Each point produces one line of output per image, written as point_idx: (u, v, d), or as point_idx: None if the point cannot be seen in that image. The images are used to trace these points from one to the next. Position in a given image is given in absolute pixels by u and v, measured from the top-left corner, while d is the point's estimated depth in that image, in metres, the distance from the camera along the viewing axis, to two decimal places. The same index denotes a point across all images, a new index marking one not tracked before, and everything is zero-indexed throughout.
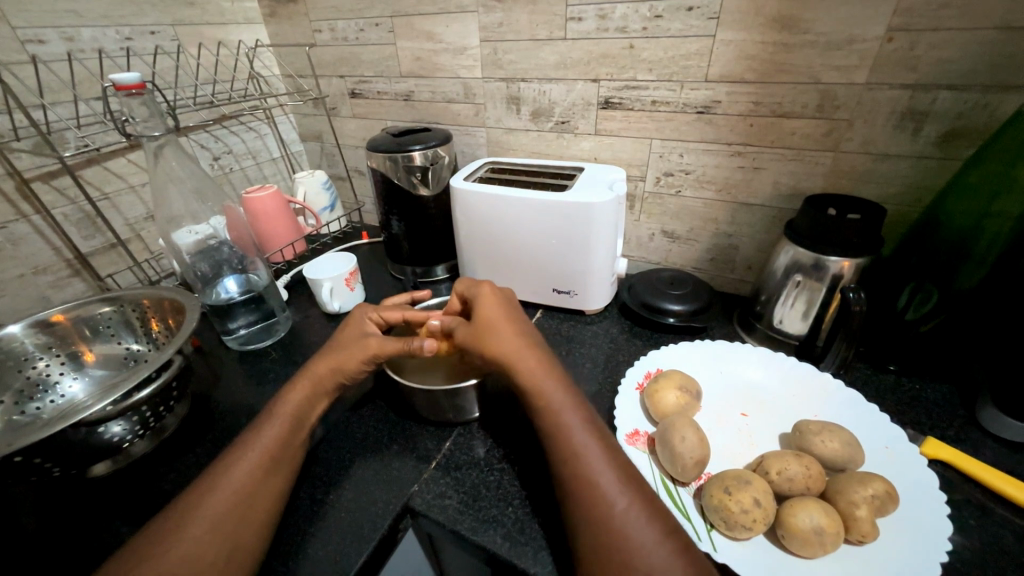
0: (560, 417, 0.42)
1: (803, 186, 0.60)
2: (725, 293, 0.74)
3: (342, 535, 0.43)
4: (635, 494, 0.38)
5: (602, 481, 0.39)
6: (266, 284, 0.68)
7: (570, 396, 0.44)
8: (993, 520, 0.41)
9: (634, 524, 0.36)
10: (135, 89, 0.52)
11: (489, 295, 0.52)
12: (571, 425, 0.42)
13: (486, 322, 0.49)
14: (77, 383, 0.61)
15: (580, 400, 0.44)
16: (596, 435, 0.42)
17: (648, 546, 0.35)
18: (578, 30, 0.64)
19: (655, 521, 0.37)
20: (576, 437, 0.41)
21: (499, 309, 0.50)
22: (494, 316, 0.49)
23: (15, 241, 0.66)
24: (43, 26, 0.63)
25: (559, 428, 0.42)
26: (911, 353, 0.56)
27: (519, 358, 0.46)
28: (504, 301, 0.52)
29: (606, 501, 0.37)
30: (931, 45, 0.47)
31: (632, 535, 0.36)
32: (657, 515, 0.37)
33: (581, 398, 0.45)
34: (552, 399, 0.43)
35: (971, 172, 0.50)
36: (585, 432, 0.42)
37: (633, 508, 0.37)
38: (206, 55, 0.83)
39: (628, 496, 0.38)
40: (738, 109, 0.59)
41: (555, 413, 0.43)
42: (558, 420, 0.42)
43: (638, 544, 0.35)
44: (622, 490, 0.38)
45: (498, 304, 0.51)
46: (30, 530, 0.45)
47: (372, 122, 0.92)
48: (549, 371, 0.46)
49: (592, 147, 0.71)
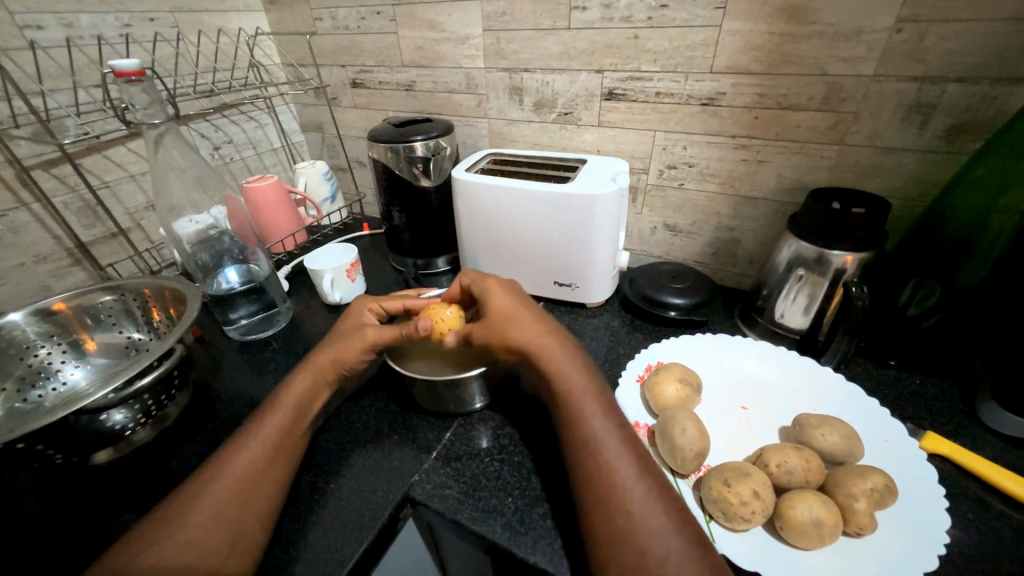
0: (578, 404, 0.43)
1: (807, 179, 0.59)
2: (727, 287, 0.74)
3: (343, 523, 0.43)
4: (650, 482, 0.38)
5: (619, 467, 0.39)
6: (267, 275, 0.68)
7: (590, 383, 0.44)
8: (990, 515, 0.41)
9: (648, 512, 0.36)
10: (135, 76, 0.51)
11: (495, 286, 0.51)
12: (589, 412, 0.42)
13: (500, 310, 0.48)
14: (79, 370, 0.61)
15: (600, 389, 0.44)
16: (615, 423, 0.42)
17: (661, 534, 0.35)
18: (582, 19, 0.63)
19: (670, 510, 0.37)
20: (594, 424, 0.41)
21: (510, 298, 0.50)
22: (508, 304, 0.49)
23: (16, 229, 0.65)
24: (41, 11, 0.62)
25: (577, 415, 0.42)
26: (912, 348, 0.56)
27: (538, 345, 0.46)
28: (520, 291, 0.52)
29: (621, 487, 0.38)
30: (941, 37, 0.47)
31: (648, 522, 0.36)
32: (671, 503, 0.37)
33: (603, 387, 0.45)
34: (571, 387, 0.44)
35: (978, 167, 0.49)
36: (603, 419, 0.42)
37: (647, 497, 0.37)
38: (206, 43, 0.82)
39: (644, 484, 0.38)
40: (743, 101, 0.58)
41: (573, 399, 0.43)
42: (576, 407, 0.43)
43: (650, 532, 0.35)
44: (638, 477, 0.38)
45: (512, 293, 0.51)
46: (33, 516, 0.45)
47: (373, 113, 0.91)
48: (568, 358, 0.46)
49: (594, 139, 0.71)
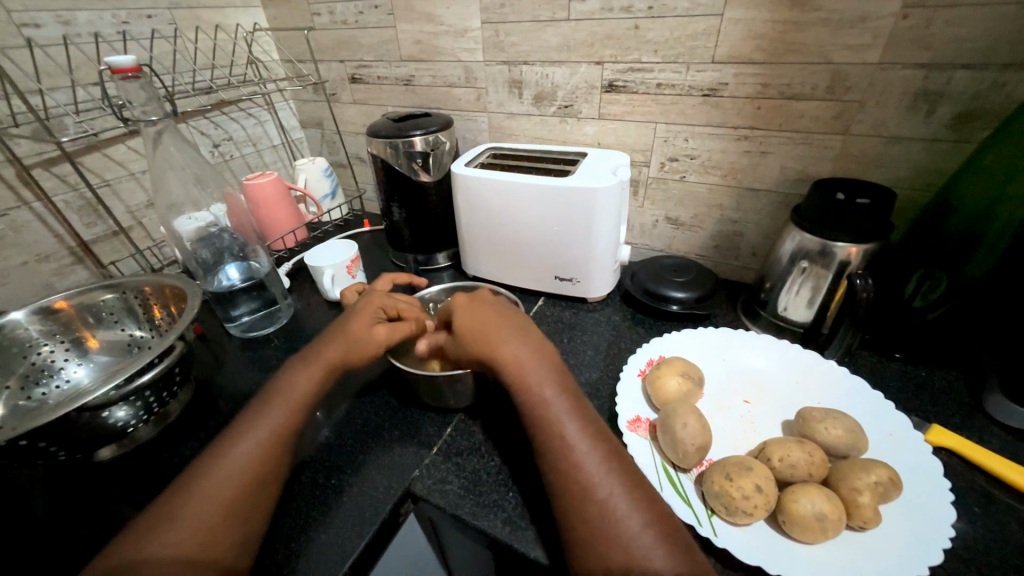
0: (544, 406, 0.42)
1: (810, 170, 0.59)
2: (729, 281, 0.73)
3: (344, 519, 0.43)
4: (620, 481, 0.38)
5: (588, 467, 0.38)
6: (268, 272, 0.68)
7: (557, 383, 0.44)
8: (997, 509, 0.41)
9: (618, 510, 0.36)
10: (131, 73, 0.51)
11: (464, 299, 0.53)
12: (557, 413, 0.42)
13: (464, 323, 0.50)
14: (81, 368, 0.61)
15: (566, 388, 0.44)
16: (582, 421, 0.42)
17: (630, 532, 0.35)
18: (582, 10, 0.62)
19: (640, 507, 0.36)
20: (562, 425, 0.41)
21: (481, 308, 0.51)
22: (472, 316, 0.50)
23: (17, 228, 0.66)
24: (38, 9, 0.62)
25: (544, 414, 0.42)
26: (916, 340, 0.55)
27: (505, 350, 0.46)
28: (491, 301, 0.53)
29: (590, 486, 0.37)
30: (947, 22, 0.46)
31: (616, 520, 0.35)
32: (643, 500, 0.37)
33: (569, 384, 0.45)
34: (537, 387, 0.43)
35: (986, 155, 0.48)
36: (570, 419, 0.41)
37: (615, 496, 0.37)
38: (203, 40, 0.82)
39: (614, 482, 0.38)
40: (745, 91, 0.57)
41: (540, 401, 0.43)
42: (542, 408, 0.42)
43: (619, 531, 0.35)
44: (606, 475, 0.38)
45: (480, 303, 0.52)
46: (38, 513, 0.46)
47: (372, 108, 0.90)
48: (534, 360, 0.45)
49: (595, 132, 0.70)
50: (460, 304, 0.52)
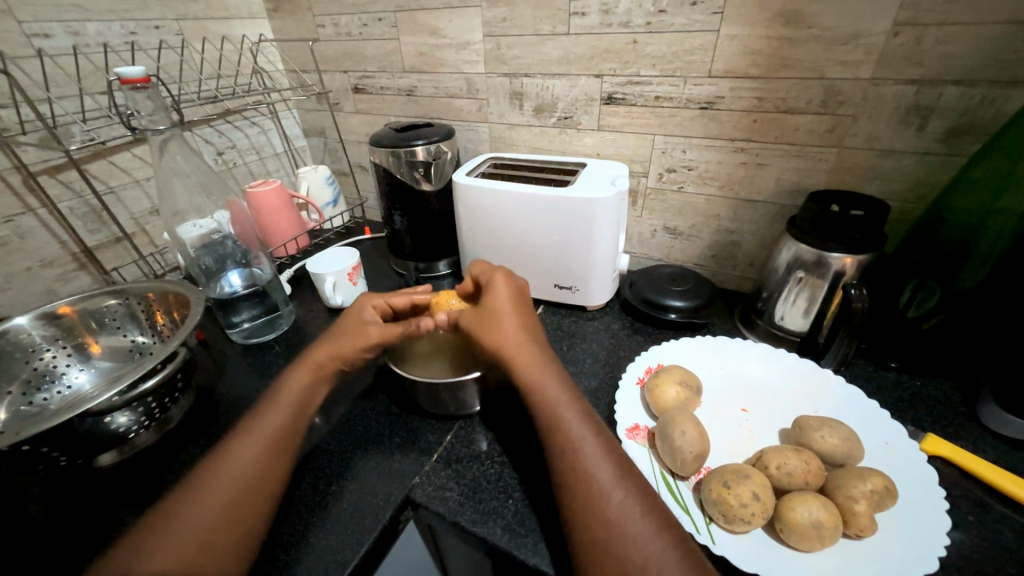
0: (557, 412, 0.43)
1: (805, 183, 0.60)
2: (726, 290, 0.74)
3: (343, 525, 0.43)
4: (630, 488, 0.38)
5: (598, 473, 0.39)
6: (269, 279, 0.68)
7: (568, 390, 0.45)
8: (991, 518, 0.41)
9: (629, 516, 0.36)
10: (141, 83, 0.52)
11: (498, 286, 0.52)
12: (569, 421, 0.42)
13: (495, 309, 0.50)
14: (83, 374, 0.61)
15: (578, 397, 0.45)
16: (594, 430, 0.42)
17: (639, 538, 0.35)
18: (581, 25, 0.63)
19: (649, 514, 0.37)
20: (573, 432, 0.41)
21: (511, 302, 0.51)
22: (503, 305, 0.50)
23: (22, 234, 0.66)
24: (50, 20, 0.63)
25: (556, 420, 0.42)
26: (911, 349, 0.56)
27: (520, 353, 0.46)
28: (521, 300, 0.53)
29: (600, 491, 0.38)
30: (938, 40, 0.47)
31: (627, 527, 0.36)
32: (651, 507, 0.37)
33: (580, 393, 0.46)
34: (551, 393, 0.44)
35: (974, 168, 0.49)
36: (582, 427, 0.42)
37: (625, 503, 0.37)
38: (210, 50, 0.83)
39: (624, 489, 0.38)
40: (742, 105, 0.59)
41: (552, 407, 0.43)
42: (555, 414, 0.43)
43: (629, 537, 0.35)
44: (617, 481, 0.38)
45: (511, 297, 0.52)
46: (38, 518, 0.46)
47: (375, 117, 0.92)
48: (545, 367, 0.46)
49: (594, 143, 0.71)
50: (495, 293, 0.51)
